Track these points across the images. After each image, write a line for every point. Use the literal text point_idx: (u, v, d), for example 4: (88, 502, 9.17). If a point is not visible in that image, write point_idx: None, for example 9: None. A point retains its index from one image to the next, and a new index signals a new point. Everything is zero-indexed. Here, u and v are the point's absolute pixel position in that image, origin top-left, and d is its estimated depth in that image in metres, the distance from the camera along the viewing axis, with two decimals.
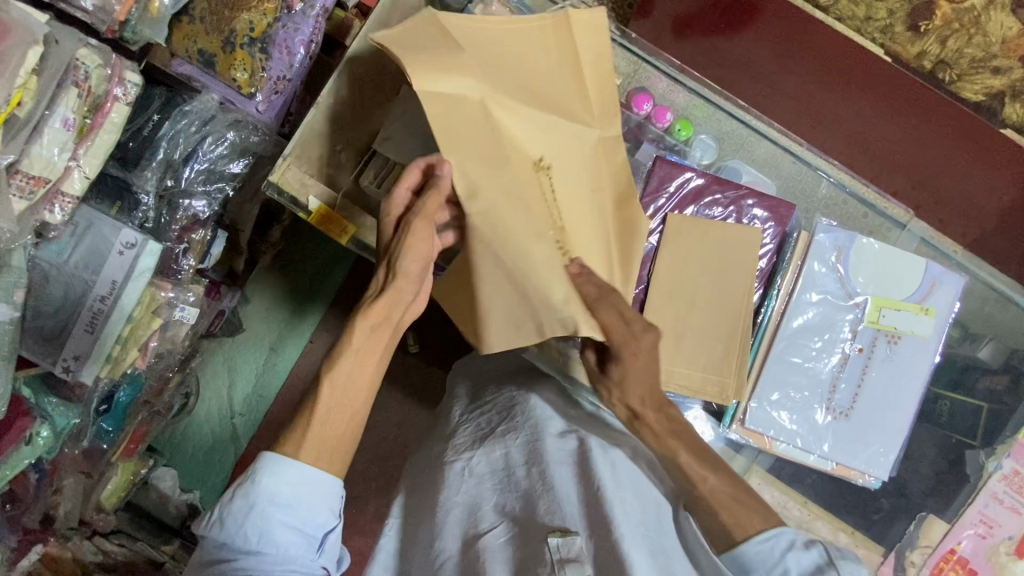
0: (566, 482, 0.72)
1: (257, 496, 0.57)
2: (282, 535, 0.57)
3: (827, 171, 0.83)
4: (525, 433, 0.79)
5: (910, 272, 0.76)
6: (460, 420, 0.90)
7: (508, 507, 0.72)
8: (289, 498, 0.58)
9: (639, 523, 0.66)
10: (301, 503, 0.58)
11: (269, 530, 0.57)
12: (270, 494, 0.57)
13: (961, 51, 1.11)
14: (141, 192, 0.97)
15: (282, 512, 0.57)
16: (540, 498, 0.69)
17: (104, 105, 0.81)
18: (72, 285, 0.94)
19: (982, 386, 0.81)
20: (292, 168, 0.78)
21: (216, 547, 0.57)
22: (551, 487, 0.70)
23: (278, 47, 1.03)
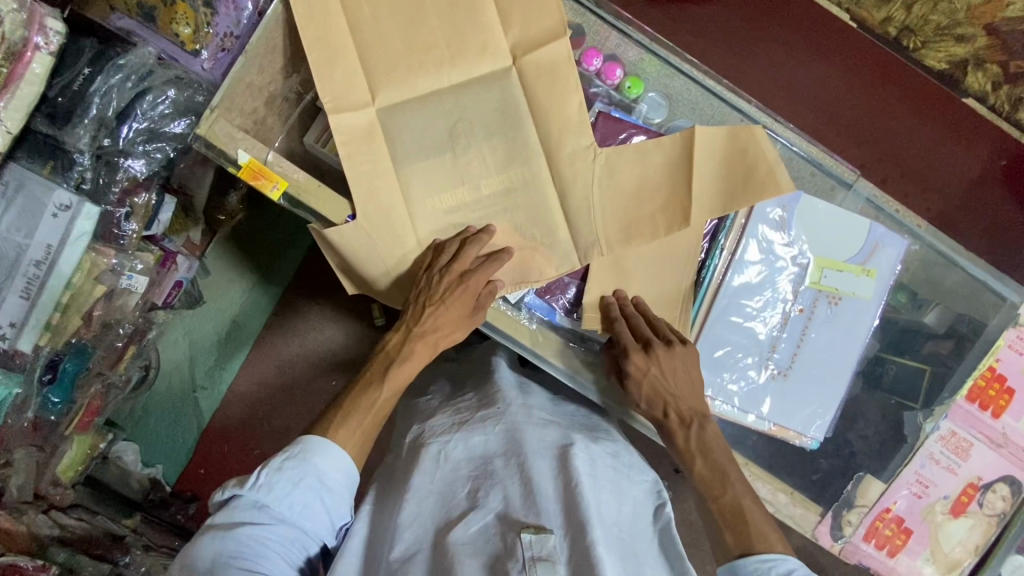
0: (546, 478, 0.73)
1: (308, 470, 0.67)
2: (317, 514, 0.68)
3: (787, 138, 0.79)
4: (507, 421, 0.81)
5: (854, 235, 0.75)
6: (436, 404, 0.93)
7: (481, 492, 0.73)
8: (331, 481, 0.69)
9: (611, 523, 0.71)
10: (340, 489, 0.69)
11: (309, 504, 0.67)
12: (320, 471, 0.68)
13: (925, 18, 1.14)
14: (76, 152, 0.92)
15: (323, 490, 0.68)
16: (514, 488, 0.72)
17: (23, 54, 0.76)
18: (4, 247, 0.90)
19: (926, 349, 0.82)
20: (220, 121, 0.68)
21: (251, 506, 0.66)
22: (529, 481, 0.72)
23: (225, 2, 0.91)
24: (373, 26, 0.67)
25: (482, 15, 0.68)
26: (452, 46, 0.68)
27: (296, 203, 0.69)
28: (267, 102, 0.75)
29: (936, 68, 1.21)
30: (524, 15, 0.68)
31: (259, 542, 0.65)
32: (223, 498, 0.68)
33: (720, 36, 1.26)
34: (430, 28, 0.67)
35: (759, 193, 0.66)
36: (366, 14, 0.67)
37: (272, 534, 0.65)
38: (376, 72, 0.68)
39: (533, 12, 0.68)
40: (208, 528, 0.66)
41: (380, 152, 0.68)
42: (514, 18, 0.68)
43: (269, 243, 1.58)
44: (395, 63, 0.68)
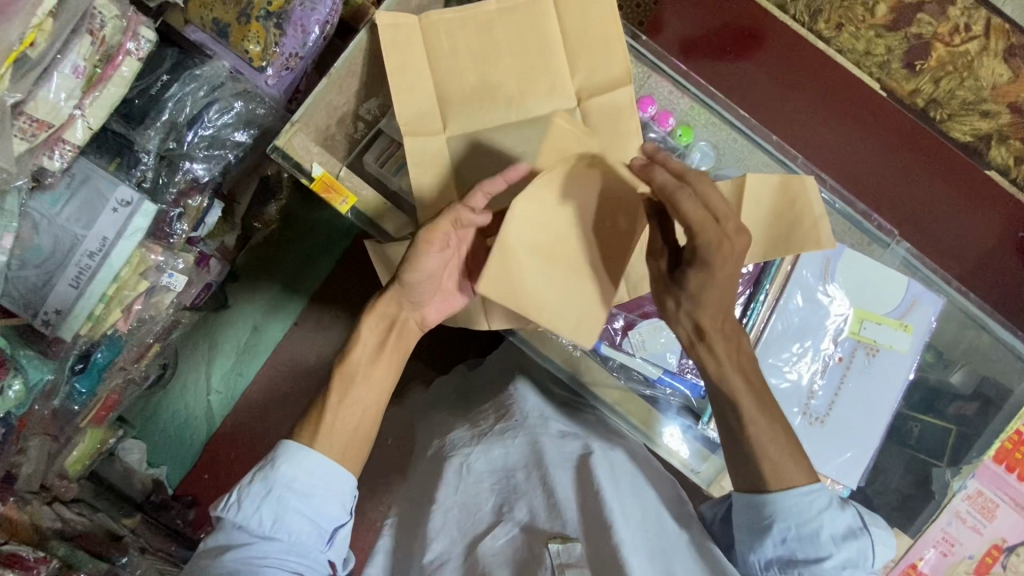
0: (568, 488, 0.75)
1: (275, 481, 0.66)
2: (298, 521, 0.66)
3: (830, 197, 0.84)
4: (525, 432, 0.83)
5: (893, 290, 0.80)
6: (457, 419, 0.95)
7: (508, 508, 0.76)
8: (306, 486, 0.67)
9: (638, 525, 0.72)
10: (315, 493, 0.67)
11: (282, 516, 0.66)
12: (288, 480, 0.66)
13: (952, 92, 1.24)
14: (142, 151, 0.98)
15: (297, 498, 0.66)
16: (540, 500, 0.75)
17: (115, 58, 0.80)
18: (61, 237, 0.93)
19: (951, 410, 0.85)
20: (299, 135, 0.75)
21: (232, 527, 0.66)
22: (552, 493, 0.74)
23: (293, 24, 1.04)
24: (451, 61, 0.75)
25: (552, 60, 0.76)
26: (521, 85, 0.76)
27: (359, 216, 0.77)
28: (338, 120, 0.81)
29: (962, 139, 1.27)
30: (587, 60, 0.77)
31: (246, 562, 0.64)
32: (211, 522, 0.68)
33: (752, 94, 1.30)
34: (503, 66, 0.76)
35: (801, 246, 0.72)
36: (447, 49, 0.75)
37: (256, 551, 0.64)
38: (457, 101, 0.75)
39: (598, 59, 0.77)
40: (200, 553, 0.66)
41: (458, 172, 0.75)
42: (580, 62, 0.77)
43: (295, 258, 1.59)
44: (467, 94, 0.75)
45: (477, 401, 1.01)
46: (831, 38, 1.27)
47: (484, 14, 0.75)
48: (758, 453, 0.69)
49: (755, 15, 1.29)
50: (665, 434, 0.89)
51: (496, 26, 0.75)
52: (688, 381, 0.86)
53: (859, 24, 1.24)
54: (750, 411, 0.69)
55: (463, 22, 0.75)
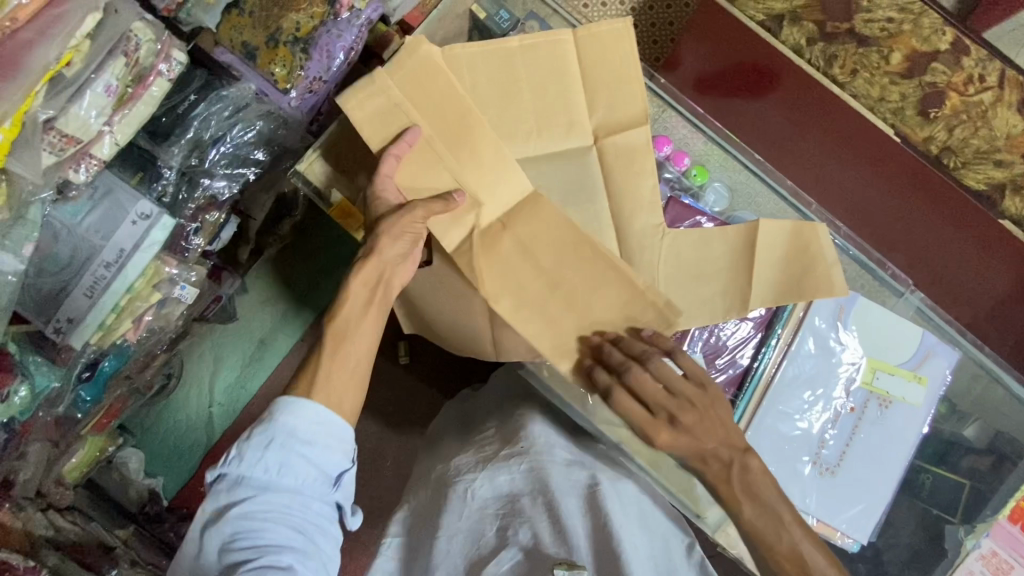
0: (575, 516, 0.76)
1: (277, 432, 0.65)
2: (303, 469, 0.65)
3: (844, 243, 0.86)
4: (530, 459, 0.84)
5: (906, 342, 0.81)
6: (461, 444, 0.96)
7: (512, 530, 0.76)
8: (308, 434, 0.66)
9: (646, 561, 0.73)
10: (317, 440, 0.66)
11: (287, 463, 0.64)
12: (291, 430, 0.65)
13: (966, 140, 1.23)
14: (164, 166, 1.00)
15: (301, 447, 0.65)
16: (545, 529, 0.74)
17: (147, 78, 0.83)
18: (81, 246, 0.94)
19: (965, 464, 0.84)
20: (320, 162, 0.80)
21: (234, 480, 0.65)
22: (558, 516, 0.74)
23: (319, 49, 1.07)
24: (474, 95, 0.77)
25: (572, 97, 0.80)
26: (540, 123, 0.80)
27: None
28: None
29: (976, 187, 1.26)
30: (607, 100, 0.80)
31: (254, 511, 0.63)
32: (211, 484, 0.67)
33: (764, 133, 1.32)
34: (522, 103, 0.79)
35: (813, 291, 0.75)
36: (467, 83, 0.77)
37: (262, 500, 0.63)
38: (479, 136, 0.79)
39: (615, 98, 0.80)
40: (203, 514, 0.65)
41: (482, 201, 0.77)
42: (601, 100, 0.80)
43: (307, 272, 1.59)
44: (485, 131, 0.79)
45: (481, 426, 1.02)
46: (846, 83, 1.26)
47: (508, 50, 0.77)
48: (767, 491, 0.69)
49: (769, 56, 1.29)
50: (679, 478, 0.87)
51: (518, 62, 0.78)
52: None
53: (873, 70, 1.23)
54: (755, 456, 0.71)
55: (489, 56, 0.77)
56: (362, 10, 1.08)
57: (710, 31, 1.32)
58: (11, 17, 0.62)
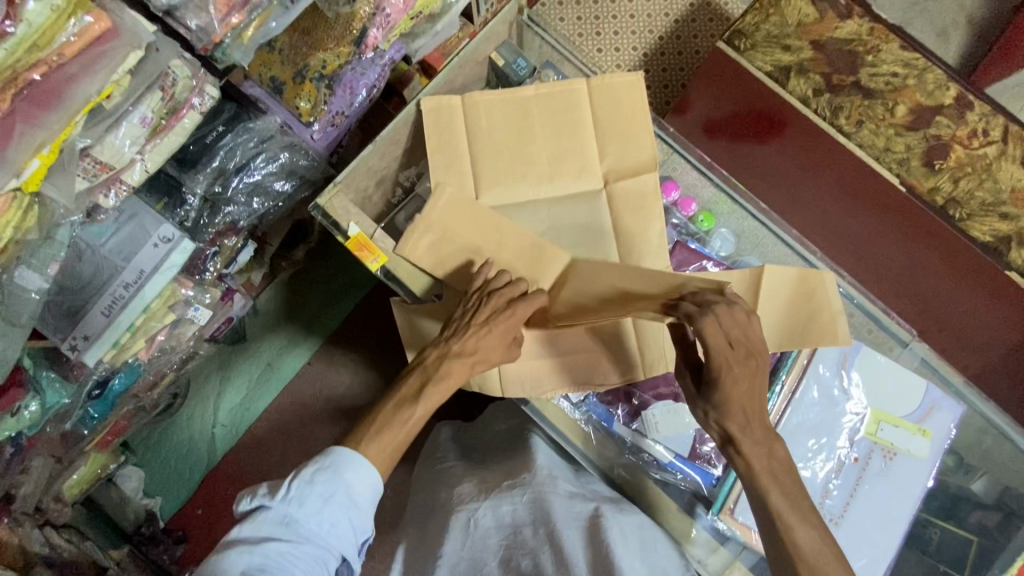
0: (577, 548, 0.78)
1: (337, 486, 0.68)
2: (344, 529, 0.68)
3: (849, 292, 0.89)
4: (534, 490, 0.85)
5: (912, 394, 0.81)
6: (465, 473, 0.97)
7: (514, 561, 0.81)
8: (360, 497, 0.69)
9: None
10: (365, 505, 0.70)
11: (337, 522, 0.68)
12: (349, 488, 0.68)
13: (971, 193, 1.14)
14: (189, 193, 1.05)
15: (351, 507, 0.69)
16: (548, 560, 0.78)
17: (181, 110, 0.88)
18: (103, 267, 0.98)
19: (974, 519, 0.83)
20: (340, 196, 0.82)
21: (276, 519, 0.66)
22: (561, 552, 0.77)
23: (343, 86, 1.11)
24: (488, 139, 0.84)
25: (584, 142, 0.84)
26: (552, 166, 0.84)
27: (389, 276, 0.83)
28: (378, 181, 0.91)
29: (979, 239, 1.17)
30: (616, 143, 0.84)
31: (285, 559, 0.65)
32: (250, 508, 0.68)
33: (773, 177, 1.42)
34: (535, 147, 0.84)
35: (817, 339, 0.76)
36: (484, 126, 0.84)
37: (299, 548, 0.66)
38: (497, 176, 0.83)
39: (627, 144, 0.84)
40: (236, 539, 0.66)
41: (489, 231, 0.80)
42: (610, 144, 0.84)
43: (319, 298, 1.62)
44: (501, 170, 0.83)
45: (485, 458, 1.03)
46: (852, 134, 1.21)
47: (522, 98, 0.84)
48: (788, 531, 0.66)
49: (773, 105, 1.27)
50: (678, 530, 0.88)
51: (533, 109, 0.84)
52: (701, 467, 0.89)
53: (878, 122, 1.18)
54: (773, 494, 0.67)
55: (505, 104, 0.84)
56: (386, 52, 1.12)
57: (716, 78, 1.32)
58: (58, 53, 0.67)
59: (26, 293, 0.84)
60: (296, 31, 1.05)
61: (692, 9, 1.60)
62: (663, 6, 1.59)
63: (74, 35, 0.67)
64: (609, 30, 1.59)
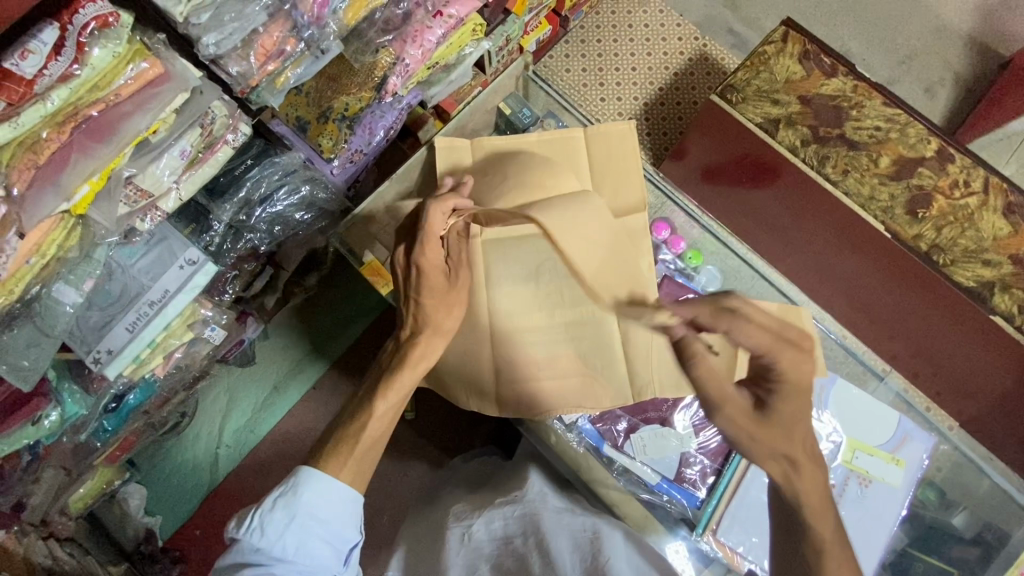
0: (564, 551, 0.82)
1: (297, 508, 0.70)
2: (317, 545, 0.71)
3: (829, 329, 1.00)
4: (525, 505, 0.90)
5: (885, 426, 0.93)
6: (463, 497, 1.01)
7: (506, 566, 0.85)
8: (324, 513, 0.72)
9: None
10: (333, 519, 0.72)
11: (304, 544, 0.70)
12: (310, 506, 0.71)
13: (955, 240, 1.20)
14: (215, 220, 1.13)
15: (318, 524, 0.71)
16: (535, 560, 0.82)
17: (215, 145, 0.96)
18: (131, 285, 1.04)
19: (955, 555, 0.91)
20: (357, 227, 0.95)
21: (250, 549, 0.69)
22: (549, 556, 0.81)
23: (363, 127, 1.20)
24: (494, 179, 0.92)
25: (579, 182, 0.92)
26: None
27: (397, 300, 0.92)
28: (391, 215, 1.00)
29: (965, 285, 1.19)
30: (609, 184, 0.93)
31: None
32: (229, 541, 0.72)
33: (768, 223, 1.49)
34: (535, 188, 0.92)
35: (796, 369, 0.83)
36: (491, 167, 0.92)
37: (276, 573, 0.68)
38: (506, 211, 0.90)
39: (620, 187, 0.92)
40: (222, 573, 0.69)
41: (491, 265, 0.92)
42: (604, 186, 0.93)
43: (326, 325, 1.67)
44: None
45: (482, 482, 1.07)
46: (838, 182, 1.25)
47: (526, 143, 0.94)
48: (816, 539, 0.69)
49: (765, 155, 1.31)
50: (668, 550, 0.93)
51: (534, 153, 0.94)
52: (687, 490, 0.93)
53: (864, 172, 1.24)
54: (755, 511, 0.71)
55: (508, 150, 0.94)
56: (404, 96, 1.22)
57: (708, 129, 1.40)
58: (115, 93, 0.76)
59: (60, 306, 0.91)
60: (323, 76, 1.14)
61: (690, 63, 1.71)
62: (662, 61, 1.71)
63: (130, 78, 0.76)
64: (612, 81, 1.70)
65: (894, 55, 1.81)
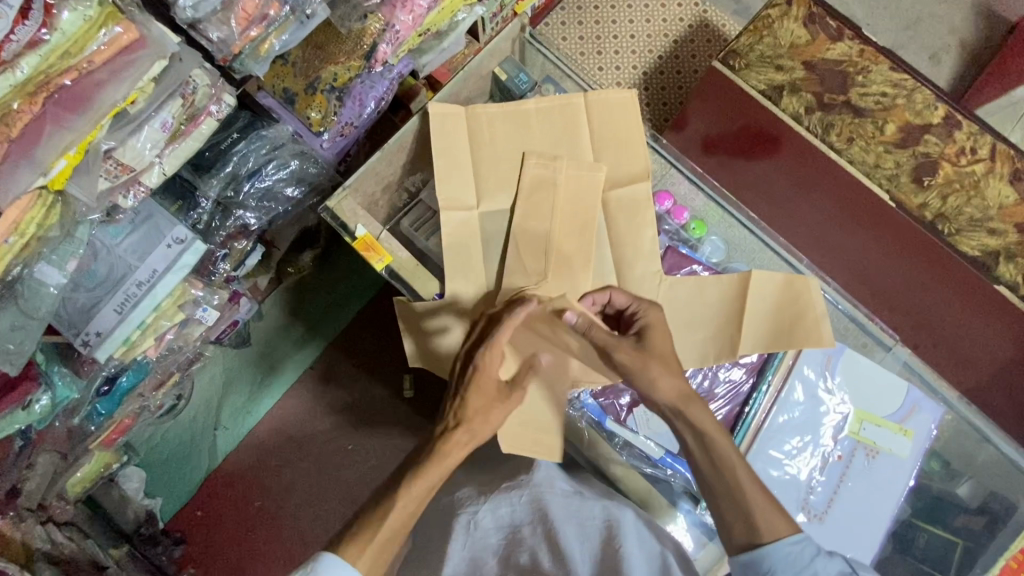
0: (572, 540, 0.84)
1: None
2: None
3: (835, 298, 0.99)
4: (533, 490, 0.89)
5: (894, 396, 0.92)
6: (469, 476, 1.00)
7: (513, 559, 0.86)
8: None
9: None
10: None
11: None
12: None
13: (960, 209, 1.17)
14: (203, 197, 1.10)
15: None
16: (544, 552, 0.84)
17: (198, 117, 0.92)
18: (116, 266, 1.01)
19: (958, 523, 0.94)
20: (348, 199, 0.88)
21: None
22: (559, 546, 0.81)
23: (353, 98, 1.16)
24: (489, 148, 0.90)
25: (576, 152, 0.91)
26: (548, 168, 0.89)
27: (393, 275, 0.89)
28: (385, 187, 0.97)
29: (969, 254, 1.17)
30: (611, 152, 0.91)
31: None
32: None
33: (769, 195, 1.46)
34: (531, 158, 0.90)
35: (803, 338, 0.85)
36: (486, 136, 0.90)
37: None
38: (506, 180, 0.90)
39: (621, 157, 0.91)
40: None
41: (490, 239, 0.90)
42: (604, 154, 0.91)
43: (323, 303, 1.64)
44: (501, 176, 0.90)
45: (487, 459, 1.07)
46: (843, 150, 1.22)
47: (522, 109, 0.91)
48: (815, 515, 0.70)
49: (768, 124, 1.28)
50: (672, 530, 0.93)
51: (532, 120, 0.91)
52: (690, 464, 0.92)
53: (868, 139, 1.20)
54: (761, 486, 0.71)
55: (501, 118, 0.90)
56: (395, 66, 1.18)
57: (709, 97, 1.36)
58: (87, 61, 0.71)
59: (45, 287, 0.88)
60: (309, 45, 1.10)
61: (689, 30, 1.66)
62: (661, 28, 1.66)
63: (104, 43, 0.71)
64: (610, 50, 1.65)
65: (899, 20, 1.75)
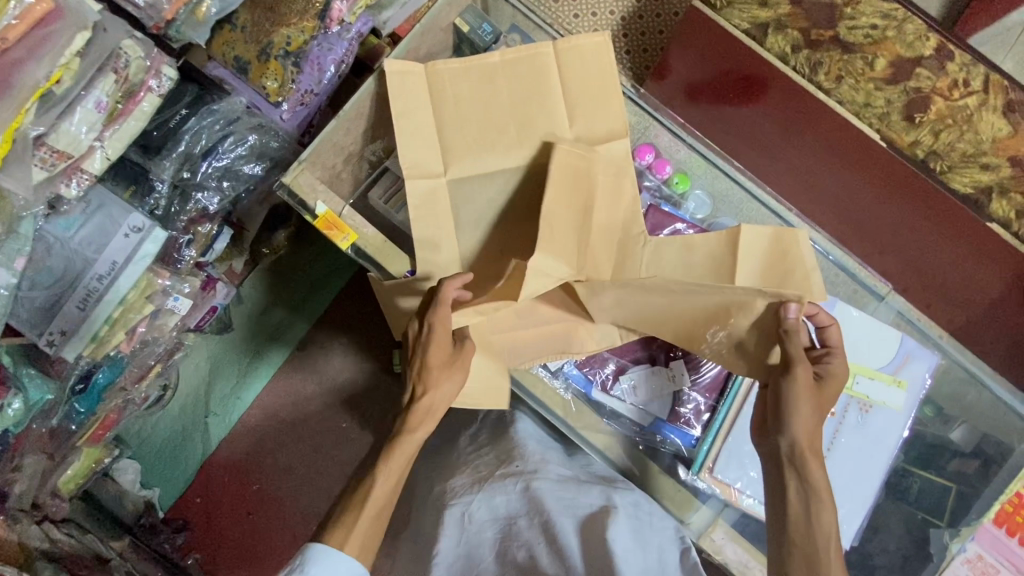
0: (568, 528, 0.82)
1: None
2: None
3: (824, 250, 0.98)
4: (523, 480, 0.89)
5: (889, 347, 0.91)
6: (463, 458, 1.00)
7: (510, 553, 0.83)
8: None
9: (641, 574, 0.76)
10: None
11: None
12: None
13: (952, 145, 1.07)
14: (157, 179, 1.03)
15: None
16: (539, 544, 0.82)
17: (137, 93, 0.85)
18: (73, 260, 0.96)
19: (952, 467, 0.96)
20: (305, 174, 0.82)
21: None
22: (554, 534, 0.81)
23: (310, 63, 1.07)
24: (454, 110, 0.84)
25: (550, 110, 0.85)
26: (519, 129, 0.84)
27: (361, 253, 0.84)
28: (347, 158, 0.91)
29: (961, 191, 1.12)
30: (586, 106, 0.85)
31: None
32: None
33: (756, 141, 1.41)
34: (501, 118, 0.84)
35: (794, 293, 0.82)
36: (450, 96, 0.84)
37: None
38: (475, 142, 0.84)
39: (597, 112, 0.85)
40: None
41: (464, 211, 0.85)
42: (579, 108, 0.85)
43: (303, 284, 1.60)
44: (470, 140, 0.85)
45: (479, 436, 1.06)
46: (831, 90, 1.14)
47: (487, 64, 0.84)
48: None
49: (754, 67, 1.21)
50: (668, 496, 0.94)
51: (498, 76, 0.84)
52: (681, 430, 0.93)
53: (858, 77, 1.09)
54: None
55: (465, 77, 0.84)
56: (353, 24, 1.08)
57: (693, 40, 1.28)
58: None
59: None
60: (257, 7, 1.03)
61: None
62: None
63: (15, 17, 0.64)
64: None
65: None
